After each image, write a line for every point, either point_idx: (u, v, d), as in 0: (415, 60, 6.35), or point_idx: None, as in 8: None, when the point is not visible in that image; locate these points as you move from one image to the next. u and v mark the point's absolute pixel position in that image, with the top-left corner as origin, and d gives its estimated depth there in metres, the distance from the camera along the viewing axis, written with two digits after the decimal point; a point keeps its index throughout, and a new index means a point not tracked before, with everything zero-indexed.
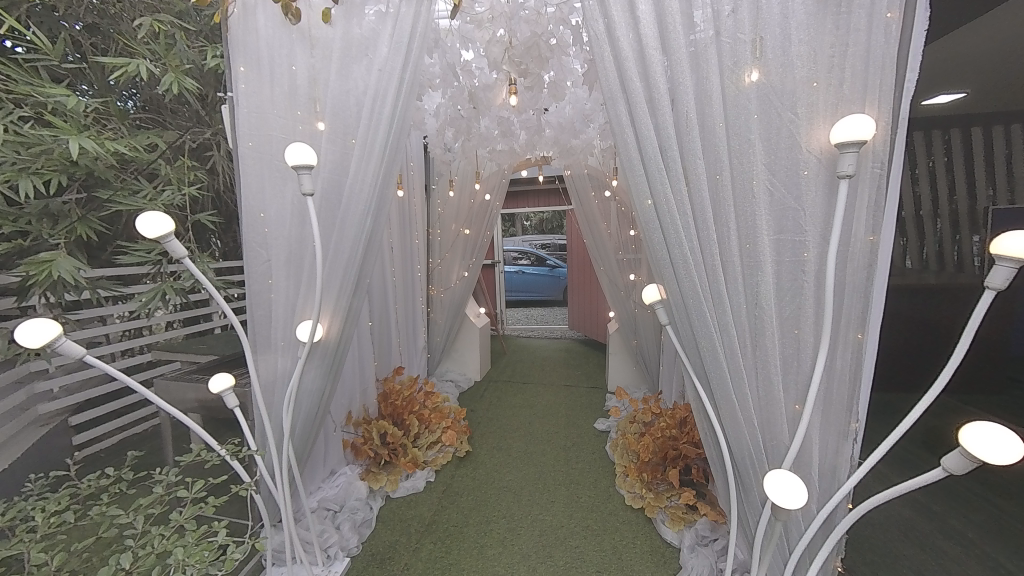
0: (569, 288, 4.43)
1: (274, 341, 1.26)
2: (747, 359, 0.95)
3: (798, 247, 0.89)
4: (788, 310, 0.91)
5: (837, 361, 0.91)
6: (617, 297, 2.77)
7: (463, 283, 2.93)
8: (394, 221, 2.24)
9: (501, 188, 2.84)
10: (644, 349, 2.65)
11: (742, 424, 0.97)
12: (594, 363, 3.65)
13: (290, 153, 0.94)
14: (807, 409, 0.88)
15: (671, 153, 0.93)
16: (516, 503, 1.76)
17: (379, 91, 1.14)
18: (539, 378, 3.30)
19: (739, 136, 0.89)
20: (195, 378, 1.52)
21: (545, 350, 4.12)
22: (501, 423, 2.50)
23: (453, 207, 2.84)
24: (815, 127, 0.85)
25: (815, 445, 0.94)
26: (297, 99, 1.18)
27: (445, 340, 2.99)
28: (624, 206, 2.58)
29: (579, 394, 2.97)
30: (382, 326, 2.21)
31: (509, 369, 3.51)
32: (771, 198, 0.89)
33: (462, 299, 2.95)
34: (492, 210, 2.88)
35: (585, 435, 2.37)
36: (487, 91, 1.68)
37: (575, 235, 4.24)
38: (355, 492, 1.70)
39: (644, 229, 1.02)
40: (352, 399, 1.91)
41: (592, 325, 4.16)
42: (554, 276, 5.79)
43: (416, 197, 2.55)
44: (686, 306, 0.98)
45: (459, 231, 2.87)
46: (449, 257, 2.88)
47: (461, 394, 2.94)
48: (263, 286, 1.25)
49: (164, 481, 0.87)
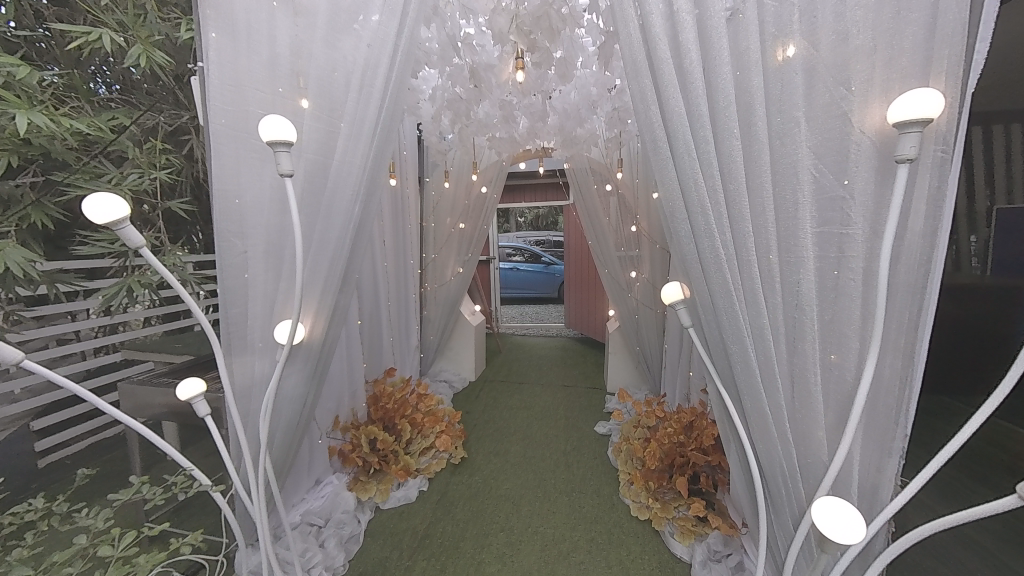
0: (565, 285, 4.32)
1: (252, 341, 1.14)
2: (783, 367, 0.85)
3: (844, 242, 0.78)
4: (830, 312, 0.81)
5: (883, 367, 0.81)
6: (619, 294, 2.66)
7: (458, 279, 2.79)
8: (387, 213, 2.11)
9: (498, 180, 2.70)
10: (646, 348, 2.56)
11: (777, 440, 0.87)
12: (592, 362, 3.55)
13: (265, 126, 0.81)
14: (852, 426, 0.78)
15: (703, 135, 0.82)
16: (515, 515, 1.65)
17: (369, 63, 1.01)
18: (536, 378, 3.19)
19: (783, 115, 0.78)
20: (166, 381, 1.38)
21: (541, 348, 4.01)
22: (498, 426, 2.39)
23: (449, 200, 2.70)
24: (870, 106, 0.74)
25: (855, 464, 0.85)
26: (278, 72, 1.03)
27: (439, 339, 2.87)
28: (627, 200, 2.47)
29: (577, 395, 2.87)
30: (372, 326, 2.08)
31: (504, 368, 3.40)
32: (817, 184, 0.78)
33: (457, 296, 2.82)
34: (488, 203, 2.74)
35: (585, 439, 2.27)
36: (489, 70, 1.55)
37: (572, 231, 4.14)
38: (342, 504, 1.58)
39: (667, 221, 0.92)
40: (340, 402, 1.78)
41: (589, 323, 4.07)
42: (550, 273, 5.69)
43: (408, 187, 2.41)
44: (715, 308, 0.87)
45: (454, 225, 2.74)
46: (444, 252, 2.76)
47: (455, 395, 2.81)
48: (239, 281, 1.11)
49: (90, 528, 0.91)
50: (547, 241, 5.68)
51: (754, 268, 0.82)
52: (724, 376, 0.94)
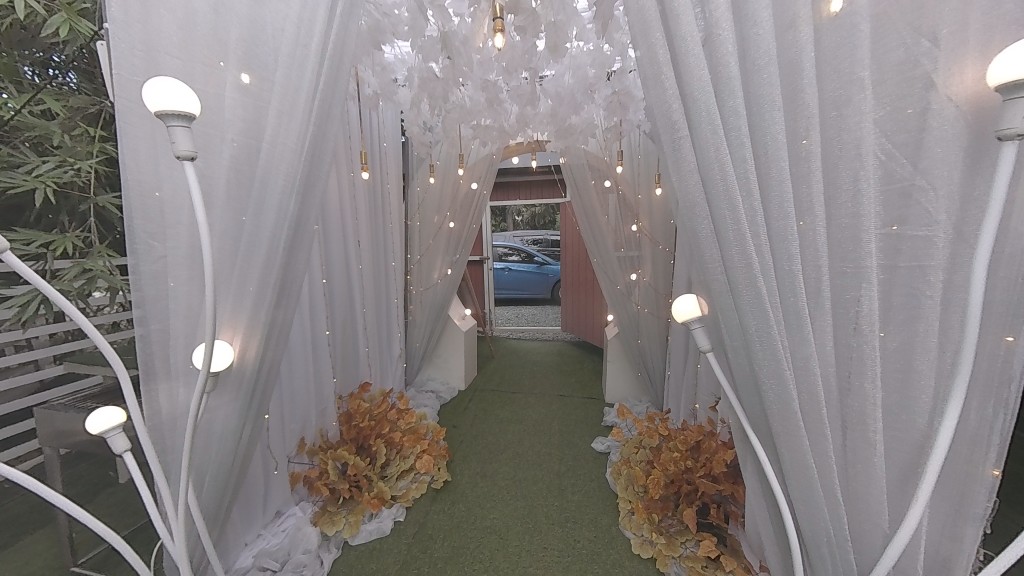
0: (563, 286, 4.13)
1: (174, 364, 0.94)
2: (833, 408, 0.65)
3: (922, 245, 0.58)
4: (899, 339, 0.61)
5: (965, 412, 0.62)
6: (617, 299, 2.47)
7: (445, 283, 2.59)
8: (363, 210, 1.91)
9: (488, 177, 2.49)
10: (648, 357, 2.37)
11: (824, 506, 0.67)
12: (590, 369, 3.35)
13: (149, 91, 0.61)
14: (929, 491, 0.58)
15: (731, 103, 0.61)
16: (501, 551, 1.46)
17: (302, 21, 0.81)
18: (530, 387, 2.99)
19: (839, 76, 0.58)
20: (89, 406, 1.18)
21: (536, 354, 3.81)
22: (487, 443, 2.19)
23: (435, 197, 2.50)
24: (959, 63, 0.54)
25: (928, 534, 0.65)
26: (191, 30, 0.81)
27: (425, 346, 2.67)
28: (627, 197, 2.28)
29: (573, 407, 2.67)
30: (346, 335, 1.88)
31: (497, 376, 3.20)
32: (883, 169, 0.58)
33: (444, 301, 2.62)
34: (477, 201, 2.53)
35: (580, 458, 2.07)
36: (466, 43, 1.34)
37: (569, 231, 3.95)
38: (303, 543, 1.37)
39: (681, 219, 0.72)
40: (305, 423, 1.58)
41: (587, 327, 3.87)
42: (544, 274, 5.49)
43: (389, 183, 2.21)
44: (744, 332, 0.67)
45: (441, 224, 2.53)
46: (431, 253, 2.56)
47: (442, 407, 2.61)
48: (156, 292, 0.91)
49: None
50: (545, 240, 5.51)
51: (800, 281, 0.62)
52: (753, 416, 0.74)
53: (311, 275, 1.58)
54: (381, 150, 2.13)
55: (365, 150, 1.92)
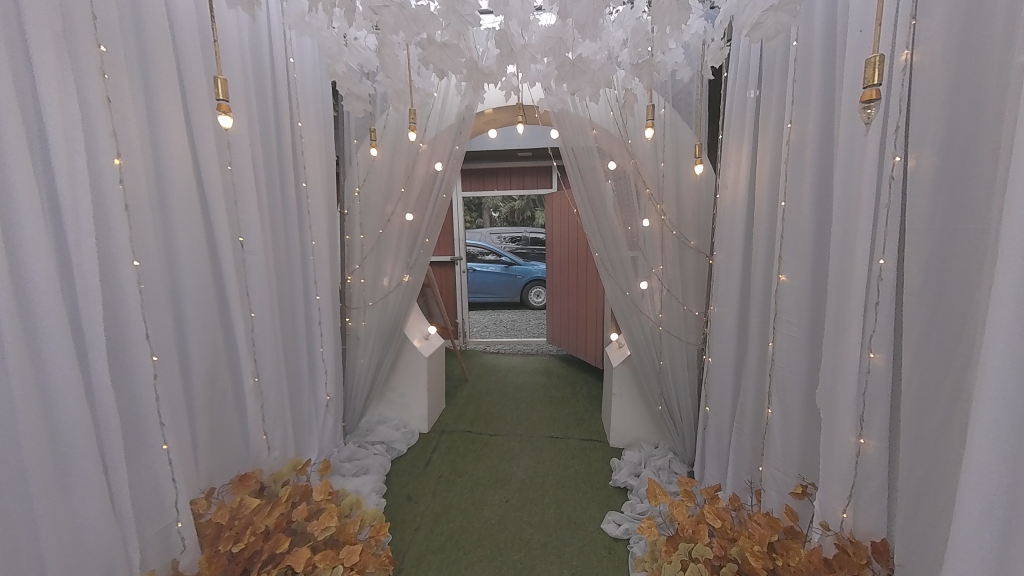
0: (550, 291, 3.51)
1: None
2: None
3: None
4: None
5: None
6: (628, 318, 1.78)
7: (396, 298, 1.88)
8: (254, 188, 1.22)
9: (455, 153, 1.79)
10: (674, 397, 1.75)
11: None
12: (583, 395, 2.73)
13: None
14: None
15: None
16: None
17: None
18: (513, 426, 2.32)
19: None
20: None
21: (518, 373, 3.14)
22: (454, 531, 1.52)
23: (381, 177, 1.80)
24: None
25: None
26: None
27: (371, 381, 1.95)
28: (649, 180, 1.63)
29: (570, 456, 2.03)
30: (219, 389, 1.16)
31: (471, 409, 2.53)
32: None
33: (397, 320, 1.92)
34: (442, 186, 1.83)
35: (590, 553, 1.43)
36: None
37: (556, 225, 3.34)
38: None
39: None
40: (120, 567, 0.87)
41: (576, 341, 3.24)
42: (508, 275, 4.81)
43: (309, 154, 1.49)
44: None
45: (393, 217, 1.83)
46: (377, 255, 1.85)
47: (393, 464, 1.91)
48: None
49: None
50: (525, 238, 4.86)
51: None
52: None
53: (117, 297, 0.86)
54: (289, 100, 1.41)
55: (238, 85, 1.18)
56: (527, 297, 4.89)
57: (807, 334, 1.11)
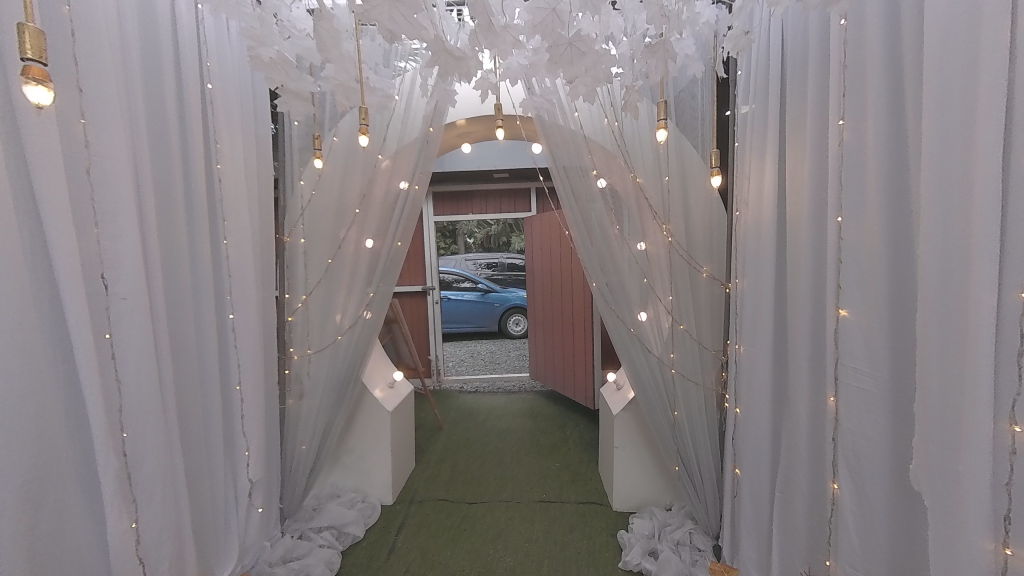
0: (533, 322, 3.21)
1: None
2: None
3: None
4: None
5: None
6: (633, 362, 1.48)
7: (349, 343, 1.52)
8: (132, 207, 0.88)
9: (422, 167, 1.50)
10: (693, 456, 1.44)
11: None
12: (576, 442, 2.39)
13: None
14: None
15: None
16: None
17: None
18: (497, 488, 1.94)
19: None
20: None
21: (501, 417, 2.77)
22: None
23: (330, 196, 1.47)
24: None
25: None
26: None
27: (316, 450, 1.55)
28: (653, 197, 1.38)
29: (568, 527, 1.67)
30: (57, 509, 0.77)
31: (446, 467, 2.13)
32: None
33: (351, 371, 1.54)
34: (406, 206, 1.52)
35: None
36: None
37: (537, 252, 3.08)
38: None
39: None
40: None
41: (563, 377, 2.92)
42: (486, 302, 4.52)
43: (230, 165, 1.16)
44: None
45: (344, 243, 1.49)
46: (325, 290, 1.49)
47: (346, 558, 1.50)
48: None
49: None
50: (501, 264, 4.56)
51: None
52: None
53: None
54: (202, 97, 1.09)
55: (111, 68, 0.85)
56: (507, 326, 4.58)
57: (885, 388, 0.85)
